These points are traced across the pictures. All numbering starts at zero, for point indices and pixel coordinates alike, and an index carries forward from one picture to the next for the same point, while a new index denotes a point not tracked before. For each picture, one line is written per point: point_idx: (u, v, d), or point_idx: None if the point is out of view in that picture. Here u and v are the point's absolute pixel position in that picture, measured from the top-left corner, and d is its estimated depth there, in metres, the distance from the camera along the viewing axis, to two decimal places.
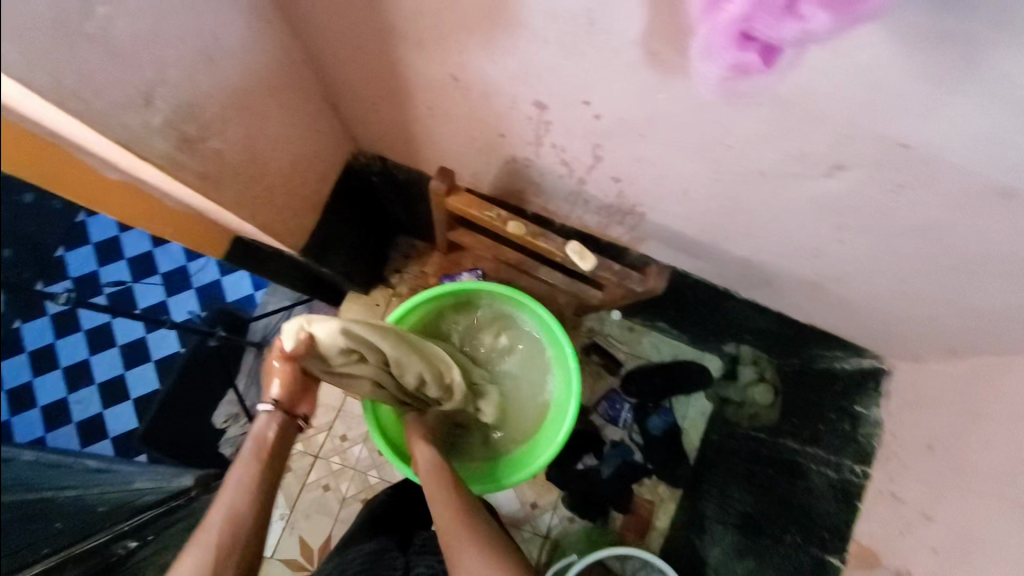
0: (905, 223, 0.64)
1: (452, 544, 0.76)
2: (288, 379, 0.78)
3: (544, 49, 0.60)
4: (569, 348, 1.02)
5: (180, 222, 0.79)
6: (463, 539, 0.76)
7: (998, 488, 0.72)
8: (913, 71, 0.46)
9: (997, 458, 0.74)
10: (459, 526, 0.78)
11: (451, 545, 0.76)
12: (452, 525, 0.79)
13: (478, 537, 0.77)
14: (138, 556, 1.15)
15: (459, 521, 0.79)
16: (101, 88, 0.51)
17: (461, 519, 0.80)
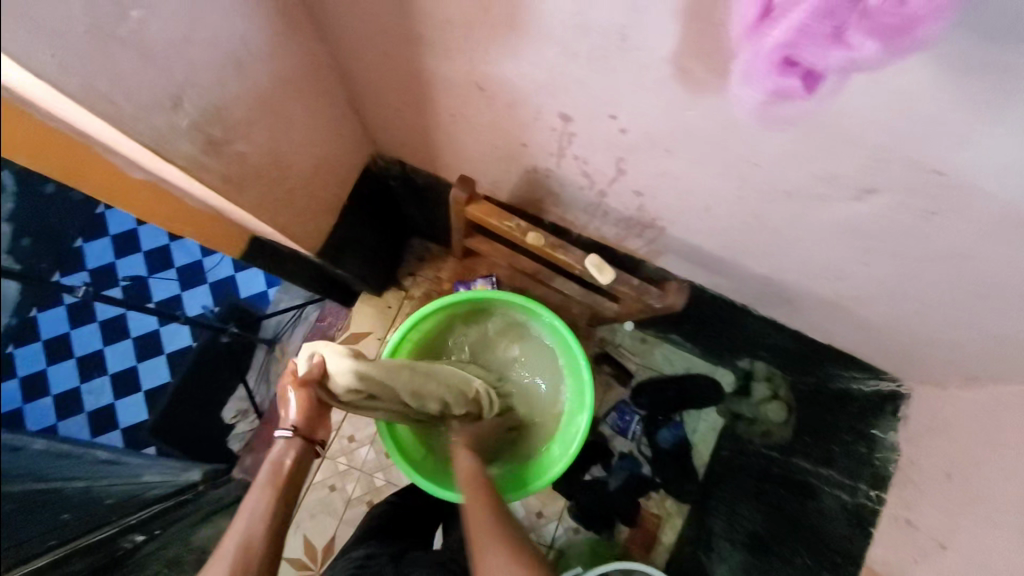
0: (935, 250, 0.63)
1: (479, 540, 0.73)
2: (305, 405, 0.75)
3: (571, 62, 0.60)
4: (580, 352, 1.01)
5: (201, 221, 0.79)
6: (489, 536, 0.73)
7: (1017, 522, 0.71)
8: (955, 100, 0.45)
9: (1018, 491, 0.72)
10: (488, 523, 0.75)
11: (478, 540, 0.73)
12: (480, 522, 0.76)
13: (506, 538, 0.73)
14: (145, 552, 1.06)
15: (489, 520, 0.76)
16: (131, 91, 0.51)
17: (489, 516, 0.77)
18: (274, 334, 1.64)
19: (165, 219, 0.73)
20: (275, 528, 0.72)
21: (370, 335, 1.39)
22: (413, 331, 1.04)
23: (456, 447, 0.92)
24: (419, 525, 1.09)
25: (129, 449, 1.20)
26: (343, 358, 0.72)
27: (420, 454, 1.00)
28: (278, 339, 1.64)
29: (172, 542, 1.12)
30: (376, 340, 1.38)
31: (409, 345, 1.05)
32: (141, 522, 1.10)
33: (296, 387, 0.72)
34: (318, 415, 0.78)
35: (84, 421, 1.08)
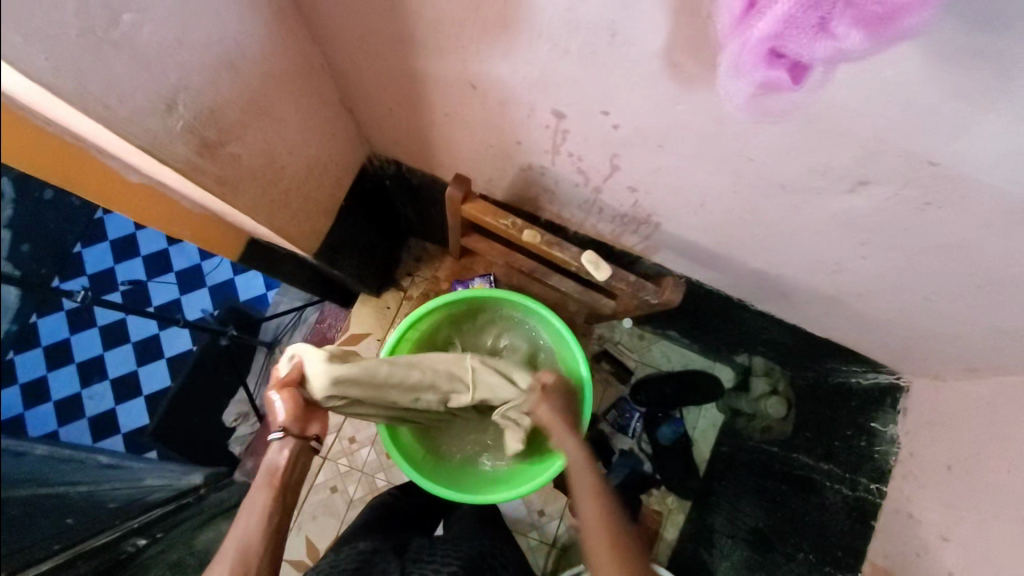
0: (930, 241, 0.63)
1: (595, 551, 0.70)
2: (292, 406, 0.73)
3: (562, 59, 0.60)
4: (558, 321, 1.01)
5: (198, 224, 0.80)
6: (605, 548, 0.70)
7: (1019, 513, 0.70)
8: (946, 90, 0.45)
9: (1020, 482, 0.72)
10: (603, 532, 0.71)
11: (592, 545, 0.70)
12: (593, 528, 0.71)
13: (625, 554, 0.69)
14: (148, 554, 1.08)
15: (604, 525, 0.71)
16: (126, 93, 0.51)
17: (603, 524, 0.72)
18: (275, 337, 1.61)
19: (165, 223, 0.73)
20: (274, 526, 0.72)
21: (369, 336, 1.39)
22: (412, 330, 1.04)
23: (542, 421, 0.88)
24: (416, 522, 1.08)
25: (129, 454, 1.20)
26: (316, 360, 0.72)
27: (419, 453, 1.00)
28: (277, 342, 1.61)
29: (173, 546, 1.13)
30: (375, 340, 1.38)
31: (407, 343, 1.05)
32: (144, 525, 1.09)
33: (279, 391, 0.73)
34: (308, 413, 0.76)
35: (85, 426, 1.08)
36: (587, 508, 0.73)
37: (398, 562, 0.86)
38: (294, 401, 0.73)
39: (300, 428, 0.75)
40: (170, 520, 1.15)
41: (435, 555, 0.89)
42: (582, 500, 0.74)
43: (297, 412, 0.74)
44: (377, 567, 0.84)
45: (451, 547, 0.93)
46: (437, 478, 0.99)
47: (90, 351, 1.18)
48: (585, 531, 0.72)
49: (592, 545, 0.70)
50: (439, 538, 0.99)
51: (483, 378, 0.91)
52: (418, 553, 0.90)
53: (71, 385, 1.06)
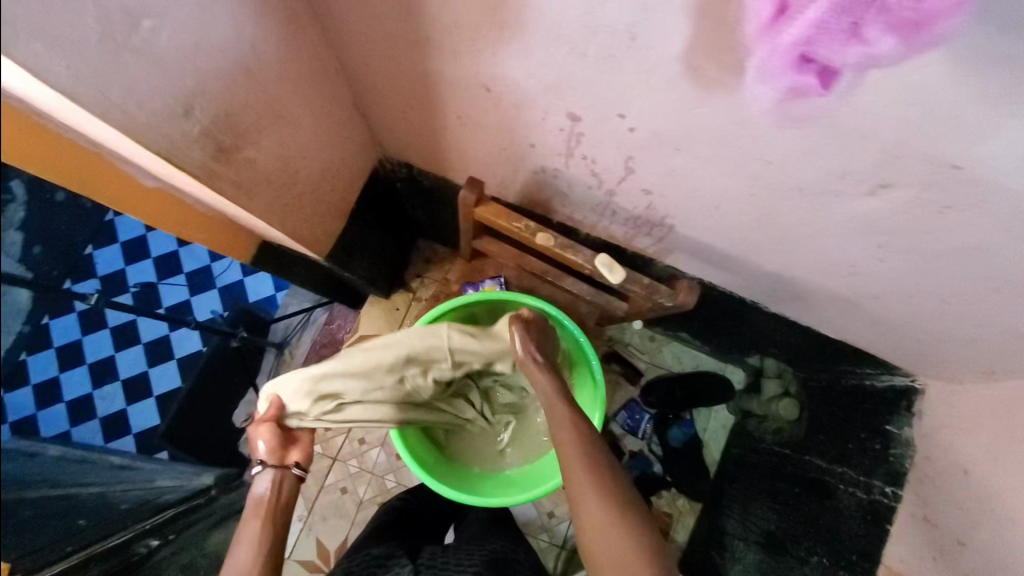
0: (949, 244, 0.62)
1: (562, 451, 0.71)
2: (267, 437, 0.75)
3: (581, 63, 0.60)
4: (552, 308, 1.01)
5: (212, 229, 0.80)
6: (566, 436, 0.72)
7: None
8: (973, 94, 0.44)
9: None
10: (568, 431, 0.73)
11: (556, 436, 0.73)
12: (562, 440, 0.72)
13: (603, 472, 0.68)
14: (161, 555, 1.06)
15: (578, 447, 0.71)
16: (145, 100, 0.51)
17: (571, 436, 0.72)
18: (284, 337, 1.65)
19: (178, 227, 0.73)
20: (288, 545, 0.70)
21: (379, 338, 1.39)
22: None
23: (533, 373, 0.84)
24: (427, 527, 1.08)
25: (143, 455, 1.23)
26: (293, 379, 0.76)
27: (429, 457, 0.98)
28: (286, 343, 1.64)
29: (186, 548, 1.11)
30: None
31: None
32: (156, 526, 1.09)
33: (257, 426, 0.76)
34: (288, 443, 0.78)
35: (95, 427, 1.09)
36: (562, 436, 0.73)
37: (412, 567, 0.85)
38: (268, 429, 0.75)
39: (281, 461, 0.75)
40: (181, 522, 1.15)
41: (450, 562, 0.88)
42: (556, 429, 0.74)
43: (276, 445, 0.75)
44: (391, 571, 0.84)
45: (465, 554, 0.92)
46: (447, 480, 0.97)
47: (99, 352, 1.16)
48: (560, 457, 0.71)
49: (568, 467, 0.69)
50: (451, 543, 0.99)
51: (461, 348, 0.90)
52: (431, 559, 0.89)
53: (85, 385, 1.07)
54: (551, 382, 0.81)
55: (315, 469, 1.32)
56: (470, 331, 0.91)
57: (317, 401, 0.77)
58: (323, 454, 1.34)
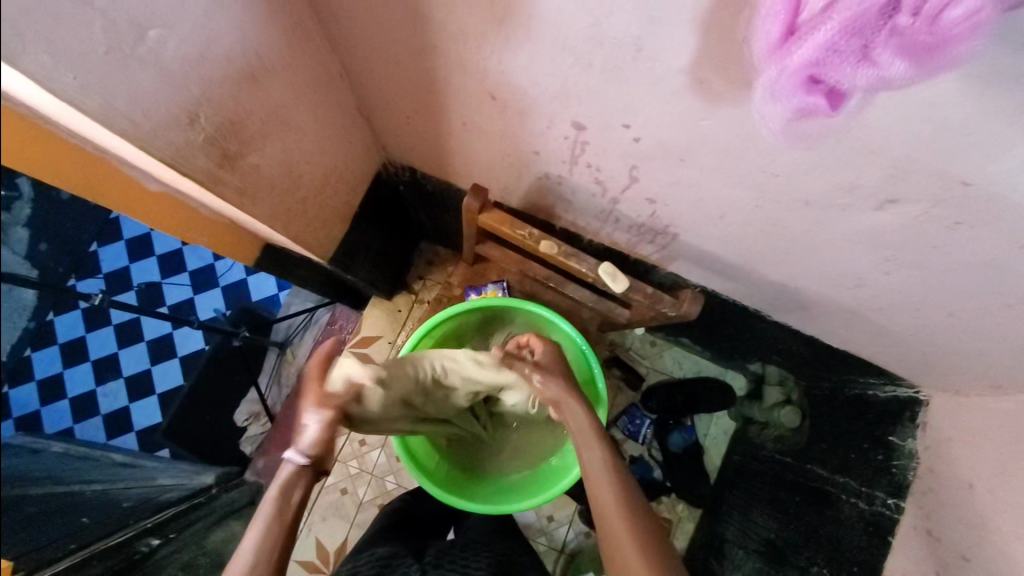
0: (957, 259, 0.62)
1: (599, 493, 0.71)
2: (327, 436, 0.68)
3: (587, 73, 0.59)
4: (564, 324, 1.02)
5: (214, 230, 0.79)
6: (603, 479, 0.72)
7: None
8: (984, 112, 0.44)
9: None
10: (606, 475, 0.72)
11: (591, 476, 0.73)
12: (598, 479, 0.72)
13: (645, 538, 0.66)
14: (161, 553, 1.03)
15: (618, 507, 0.69)
16: (150, 108, 0.51)
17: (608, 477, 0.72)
18: (286, 337, 1.68)
19: (181, 229, 0.73)
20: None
21: (380, 340, 1.40)
22: (427, 339, 1.03)
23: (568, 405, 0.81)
24: (430, 527, 1.09)
25: (145, 452, 1.23)
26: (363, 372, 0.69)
27: (432, 463, 0.99)
28: (288, 342, 1.69)
29: (187, 547, 1.09)
30: (387, 344, 1.39)
31: None
32: (156, 525, 1.07)
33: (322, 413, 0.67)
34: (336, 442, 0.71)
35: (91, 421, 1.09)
36: (599, 492, 0.71)
37: (418, 565, 0.86)
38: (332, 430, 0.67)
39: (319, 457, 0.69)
40: (182, 520, 1.13)
41: (456, 562, 0.89)
42: (593, 485, 0.72)
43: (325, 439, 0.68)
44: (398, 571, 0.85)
45: (470, 554, 0.93)
46: (449, 485, 0.98)
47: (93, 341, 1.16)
48: (598, 510, 0.70)
49: (608, 529, 0.68)
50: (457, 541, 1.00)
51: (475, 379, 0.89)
52: (437, 558, 0.90)
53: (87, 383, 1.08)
54: (586, 422, 0.79)
55: None
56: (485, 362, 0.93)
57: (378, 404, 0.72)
58: None
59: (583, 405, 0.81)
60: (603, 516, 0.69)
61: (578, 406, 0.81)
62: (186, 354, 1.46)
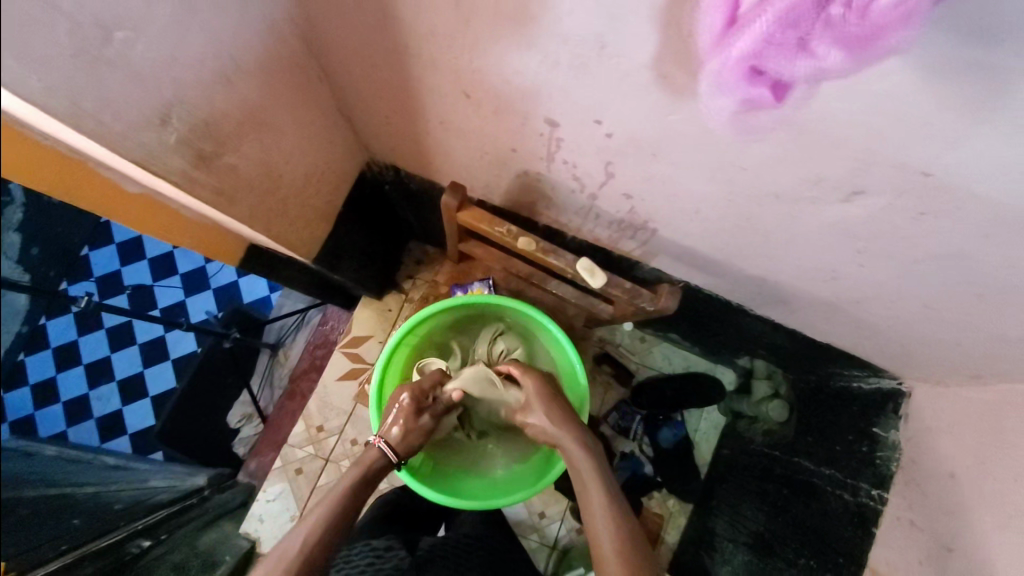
0: (927, 250, 0.63)
1: (596, 533, 0.75)
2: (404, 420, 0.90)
3: (555, 70, 0.60)
4: (552, 326, 1.01)
5: (199, 231, 0.79)
6: (600, 515, 0.77)
7: None
8: (940, 102, 0.44)
9: None
10: (603, 513, 0.77)
11: (591, 513, 0.78)
12: (596, 520, 0.77)
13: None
14: (152, 555, 1.00)
15: (613, 543, 0.73)
16: (119, 109, 0.52)
17: (605, 516, 0.76)
18: (279, 338, 1.57)
19: (163, 232, 0.72)
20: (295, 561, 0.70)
21: (370, 339, 1.40)
22: (408, 336, 1.04)
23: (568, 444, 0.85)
24: (422, 523, 1.09)
25: (134, 457, 1.27)
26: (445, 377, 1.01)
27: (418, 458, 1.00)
28: (281, 343, 1.56)
29: (178, 548, 1.07)
30: (376, 343, 1.40)
31: (406, 347, 1.06)
32: (148, 527, 1.05)
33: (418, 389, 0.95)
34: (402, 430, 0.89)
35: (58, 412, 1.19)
36: (599, 534, 0.75)
37: (410, 560, 0.86)
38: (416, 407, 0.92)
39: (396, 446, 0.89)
40: (172, 522, 1.10)
41: (449, 559, 0.90)
42: (594, 527, 0.76)
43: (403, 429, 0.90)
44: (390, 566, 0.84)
45: (463, 551, 0.94)
46: (425, 477, 0.98)
47: (65, 336, 1.30)
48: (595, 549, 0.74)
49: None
50: (449, 535, 1.00)
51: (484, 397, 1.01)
52: (429, 553, 0.90)
53: (45, 371, 1.19)
54: (586, 457, 0.83)
55: (309, 469, 1.33)
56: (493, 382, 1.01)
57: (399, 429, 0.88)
58: (316, 455, 1.34)
59: (584, 445, 0.85)
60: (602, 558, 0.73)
61: (580, 444, 0.85)
62: (176, 356, 1.57)
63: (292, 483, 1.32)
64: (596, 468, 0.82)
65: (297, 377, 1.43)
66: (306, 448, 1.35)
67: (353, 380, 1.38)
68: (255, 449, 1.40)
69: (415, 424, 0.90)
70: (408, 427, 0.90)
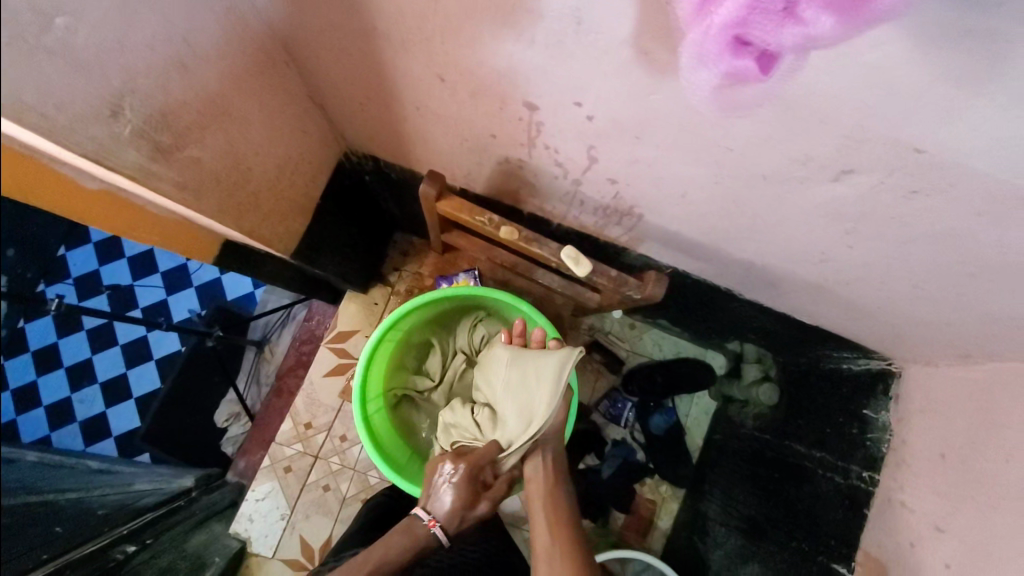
0: (918, 230, 0.61)
1: (539, 527, 0.82)
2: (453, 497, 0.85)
3: (531, 49, 0.57)
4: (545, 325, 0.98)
5: (170, 230, 0.74)
6: (546, 520, 0.82)
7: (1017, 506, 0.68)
8: (933, 74, 0.42)
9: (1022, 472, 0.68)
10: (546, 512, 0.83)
11: (538, 521, 0.83)
12: (538, 517, 0.83)
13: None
14: (138, 561, 0.97)
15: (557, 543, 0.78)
16: (63, 101, 0.48)
17: (548, 512, 0.83)
18: (264, 335, 1.53)
19: (132, 231, 0.68)
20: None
21: (357, 334, 1.38)
22: (392, 331, 1.01)
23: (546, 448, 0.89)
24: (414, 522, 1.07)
25: (117, 460, 1.24)
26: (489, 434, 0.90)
27: (403, 455, 1.00)
28: (267, 340, 1.53)
29: (165, 552, 1.04)
30: (363, 338, 1.37)
31: (390, 342, 1.04)
32: (133, 531, 1.02)
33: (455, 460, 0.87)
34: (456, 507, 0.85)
35: (42, 416, 1.16)
36: (540, 530, 0.81)
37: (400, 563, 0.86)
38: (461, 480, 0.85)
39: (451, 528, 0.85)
40: (159, 526, 1.07)
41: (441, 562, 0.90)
42: (538, 530, 0.82)
43: (457, 509, 0.85)
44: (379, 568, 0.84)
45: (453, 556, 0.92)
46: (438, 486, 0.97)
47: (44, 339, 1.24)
48: (538, 551, 0.79)
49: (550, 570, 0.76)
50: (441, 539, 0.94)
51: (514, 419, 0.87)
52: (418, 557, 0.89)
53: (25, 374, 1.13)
54: (556, 461, 0.89)
55: (297, 467, 1.31)
56: (519, 410, 0.86)
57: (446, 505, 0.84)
58: (304, 452, 1.32)
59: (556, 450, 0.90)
60: (553, 557, 0.77)
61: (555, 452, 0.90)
62: (161, 356, 1.54)
63: (281, 482, 1.30)
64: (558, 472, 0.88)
65: (283, 375, 1.39)
66: (294, 446, 1.33)
67: (341, 376, 1.36)
68: (243, 448, 1.37)
69: (461, 496, 0.84)
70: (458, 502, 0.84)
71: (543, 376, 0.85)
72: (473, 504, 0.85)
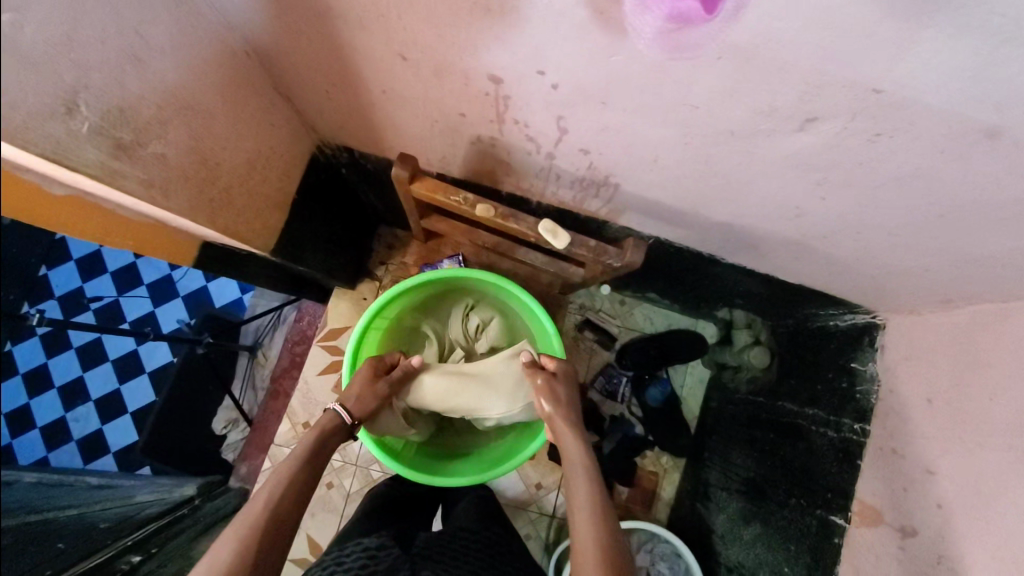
0: (889, 174, 0.61)
1: (573, 488, 0.75)
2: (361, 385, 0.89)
3: (487, 19, 0.57)
4: (539, 311, 0.99)
5: (147, 236, 0.71)
6: (580, 479, 0.75)
7: (1004, 439, 0.68)
8: (880, 9, 0.42)
9: (1006, 407, 0.69)
10: (579, 472, 0.76)
11: (571, 482, 0.76)
12: (574, 474, 0.77)
13: (614, 545, 0.67)
14: (146, 569, 0.95)
15: (588, 505, 0.72)
16: (16, 99, 0.47)
17: (581, 471, 0.77)
18: (256, 339, 1.49)
19: (102, 237, 0.65)
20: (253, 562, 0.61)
21: (349, 330, 1.38)
22: (378, 319, 1.01)
23: (559, 422, 0.85)
24: (416, 511, 1.07)
25: (117, 476, 1.22)
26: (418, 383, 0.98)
27: (399, 443, 0.99)
28: (259, 344, 1.49)
29: (171, 560, 1.00)
30: None
31: (378, 330, 1.04)
32: (137, 542, 0.99)
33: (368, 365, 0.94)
34: (364, 396, 0.88)
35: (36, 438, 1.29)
36: (575, 488, 0.75)
37: (408, 559, 0.79)
38: (371, 373, 0.91)
39: (354, 410, 0.86)
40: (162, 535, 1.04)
41: (447, 554, 0.84)
42: (571, 490, 0.75)
43: (363, 396, 0.88)
44: (386, 562, 0.78)
45: (460, 548, 0.87)
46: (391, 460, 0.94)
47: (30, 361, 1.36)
48: (572, 510, 0.73)
49: (580, 532, 0.69)
50: (445, 528, 0.94)
51: (450, 376, 0.99)
52: (426, 549, 0.84)
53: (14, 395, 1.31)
54: (574, 427, 0.84)
55: None
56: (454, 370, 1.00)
57: (357, 388, 0.88)
58: None
59: (570, 420, 0.85)
60: (580, 519, 0.71)
61: (568, 423, 0.84)
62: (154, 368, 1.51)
63: None
64: (580, 437, 0.82)
65: (278, 377, 1.39)
66: None
67: (335, 373, 1.36)
68: (243, 453, 1.37)
69: (371, 387, 0.89)
70: (367, 390, 0.89)
71: (501, 374, 0.97)
72: (379, 395, 0.90)
